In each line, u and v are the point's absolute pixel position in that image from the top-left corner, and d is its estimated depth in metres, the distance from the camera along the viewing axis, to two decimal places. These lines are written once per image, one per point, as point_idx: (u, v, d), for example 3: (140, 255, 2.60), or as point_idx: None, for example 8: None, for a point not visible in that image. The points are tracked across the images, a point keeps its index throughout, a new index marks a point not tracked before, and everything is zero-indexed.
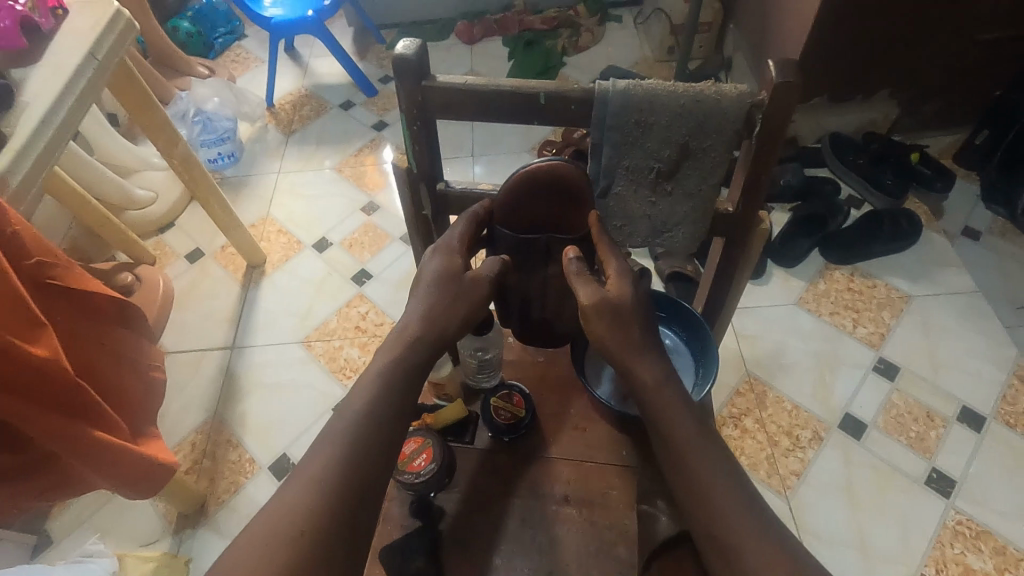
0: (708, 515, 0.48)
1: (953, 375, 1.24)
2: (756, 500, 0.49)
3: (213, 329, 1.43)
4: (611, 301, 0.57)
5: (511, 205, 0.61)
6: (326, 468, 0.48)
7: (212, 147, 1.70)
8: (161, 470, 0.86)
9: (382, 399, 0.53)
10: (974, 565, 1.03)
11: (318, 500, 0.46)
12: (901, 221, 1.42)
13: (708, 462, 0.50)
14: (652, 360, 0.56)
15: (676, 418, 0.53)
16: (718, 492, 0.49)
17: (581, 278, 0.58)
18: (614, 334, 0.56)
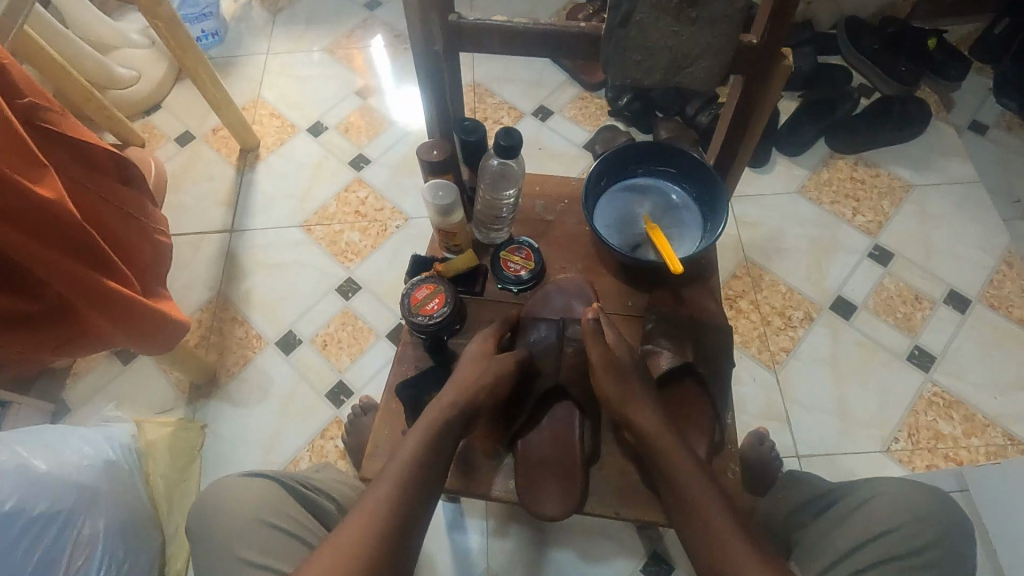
0: (709, 551, 0.54)
1: (945, 261, 1.27)
2: (750, 533, 0.55)
3: (210, 211, 1.41)
4: (615, 360, 0.66)
5: (543, 301, 0.74)
6: (378, 506, 0.54)
7: (195, 24, 1.61)
8: (175, 325, 0.88)
9: (430, 441, 0.59)
10: (943, 430, 1.10)
11: (375, 530, 0.53)
12: (909, 106, 1.40)
13: (707, 496, 0.57)
14: (651, 410, 0.63)
15: (677, 456, 0.60)
16: (715, 523, 0.55)
17: (596, 337, 0.67)
18: (616, 388, 0.64)
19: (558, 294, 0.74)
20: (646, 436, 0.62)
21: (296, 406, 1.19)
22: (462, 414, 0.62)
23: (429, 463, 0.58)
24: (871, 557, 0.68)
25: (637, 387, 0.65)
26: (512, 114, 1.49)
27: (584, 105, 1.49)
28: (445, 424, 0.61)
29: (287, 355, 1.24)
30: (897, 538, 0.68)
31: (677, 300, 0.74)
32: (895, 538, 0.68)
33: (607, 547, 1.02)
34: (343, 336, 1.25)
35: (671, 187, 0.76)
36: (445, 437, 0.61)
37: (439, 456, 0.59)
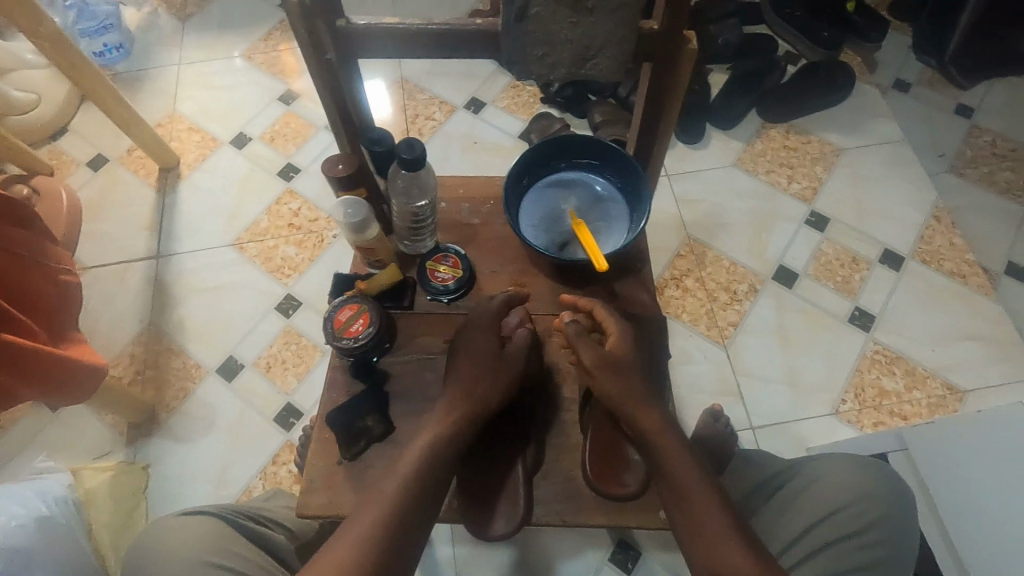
0: (705, 549, 0.58)
1: (879, 221, 1.30)
2: (747, 536, 0.58)
3: (133, 238, 1.33)
4: (613, 357, 0.66)
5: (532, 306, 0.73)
6: (374, 523, 0.53)
7: (96, 38, 1.51)
8: (91, 371, 0.82)
9: (427, 458, 0.58)
10: (887, 387, 1.14)
11: (367, 550, 0.52)
12: (834, 73, 1.41)
13: (708, 500, 0.60)
14: (656, 411, 0.64)
15: (680, 462, 0.62)
16: (714, 525, 0.58)
17: (584, 341, 0.66)
18: (619, 387, 0.64)
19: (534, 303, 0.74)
20: (651, 438, 0.63)
21: (244, 434, 1.14)
22: (466, 427, 0.61)
23: (433, 476, 0.57)
24: (817, 539, 0.72)
25: (638, 385, 0.65)
26: (444, 109, 1.45)
27: (516, 94, 1.46)
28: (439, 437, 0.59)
29: (230, 383, 1.18)
30: (837, 520, 0.73)
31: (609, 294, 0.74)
32: (841, 518, 0.72)
33: (576, 541, 1.01)
34: (287, 357, 1.20)
35: (595, 179, 0.74)
36: (440, 450, 0.59)
37: (435, 470, 0.58)
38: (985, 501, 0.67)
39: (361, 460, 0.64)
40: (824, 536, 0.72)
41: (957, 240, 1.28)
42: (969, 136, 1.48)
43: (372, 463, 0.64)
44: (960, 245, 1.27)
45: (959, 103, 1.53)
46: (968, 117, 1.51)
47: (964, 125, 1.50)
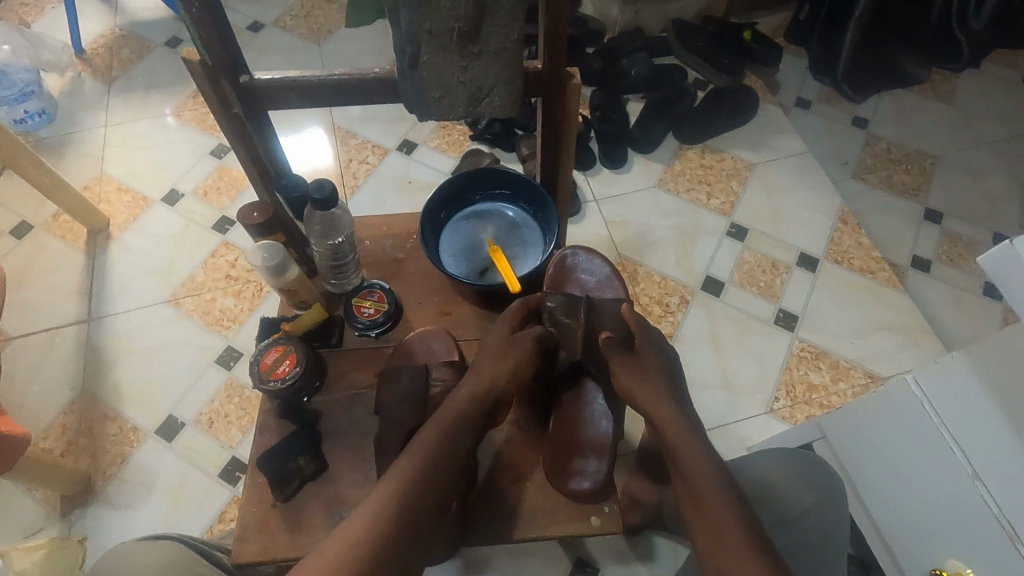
0: (706, 523, 0.59)
1: (792, 228, 1.40)
2: (750, 509, 0.59)
3: (62, 304, 1.30)
4: (637, 362, 0.73)
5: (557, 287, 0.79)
6: (387, 502, 0.55)
7: (16, 105, 1.49)
8: (11, 442, 0.79)
9: (438, 447, 0.60)
10: (815, 381, 1.20)
11: (377, 530, 0.53)
12: (740, 97, 1.53)
13: (717, 495, 0.60)
14: (671, 407, 0.68)
15: (693, 452, 0.64)
16: (721, 508, 0.59)
17: (618, 352, 0.73)
18: (638, 383, 0.71)
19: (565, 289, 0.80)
20: (663, 428, 0.67)
21: (188, 495, 1.11)
22: (475, 414, 0.63)
23: (441, 464, 0.59)
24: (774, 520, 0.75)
25: (655, 384, 0.71)
26: (376, 152, 1.48)
27: (446, 134, 1.52)
28: (461, 425, 0.62)
29: (171, 443, 1.15)
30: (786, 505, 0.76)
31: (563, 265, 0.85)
32: (785, 504, 0.76)
33: (534, 565, 1.00)
34: (230, 410, 1.18)
35: (508, 206, 0.79)
36: (458, 439, 0.61)
37: (449, 462, 0.59)
38: (888, 482, 0.75)
39: (296, 500, 0.64)
40: (762, 518, 0.75)
41: (864, 239, 1.38)
42: (867, 144, 1.62)
43: (306, 502, 0.64)
44: (867, 244, 1.37)
45: (855, 116, 1.66)
46: (864, 128, 1.65)
47: (861, 134, 1.63)
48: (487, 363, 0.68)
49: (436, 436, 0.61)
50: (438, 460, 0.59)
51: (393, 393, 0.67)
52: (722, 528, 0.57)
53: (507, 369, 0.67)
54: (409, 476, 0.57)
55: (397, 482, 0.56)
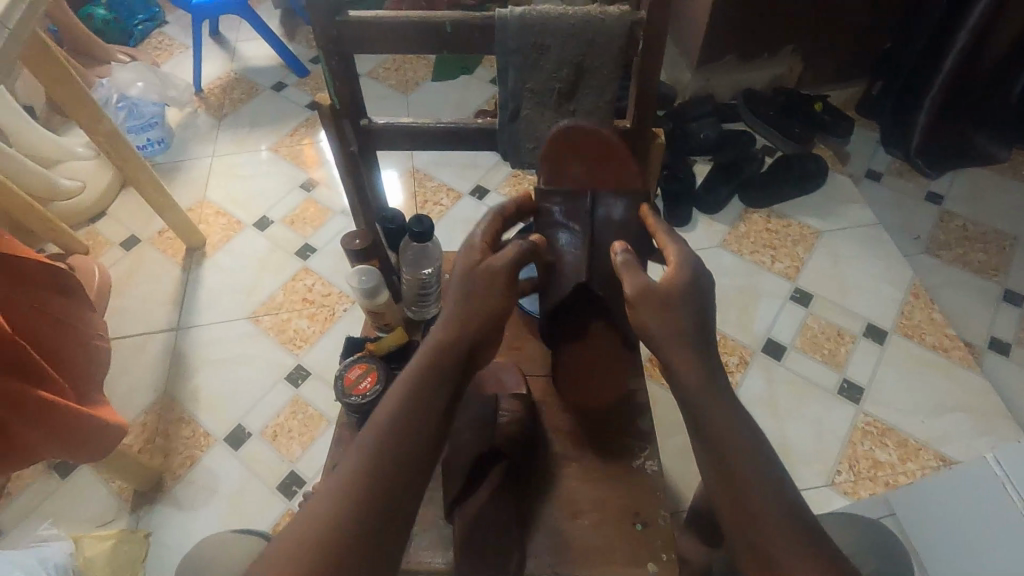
0: (750, 525, 0.51)
1: (860, 297, 1.37)
2: (805, 515, 0.51)
3: (156, 311, 1.42)
4: (659, 291, 0.60)
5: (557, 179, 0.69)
6: (353, 470, 0.49)
7: (141, 133, 1.67)
8: (109, 431, 0.87)
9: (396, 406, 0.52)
10: (881, 458, 1.15)
11: (342, 508, 0.47)
12: (808, 164, 1.55)
13: (761, 496, 0.51)
14: (705, 364, 0.57)
15: (733, 439, 0.54)
16: (769, 516, 0.50)
17: (630, 268, 0.63)
18: (660, 322, 0.58)
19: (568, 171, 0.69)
20: (689, 395, 0.56)
21: (246, 502, 1.16)
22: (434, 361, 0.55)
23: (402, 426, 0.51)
24: None
25: (692, 322, 0.59)
26: (451, 195, 1.58)
27: (517, 182, 1.60)
28: (436, 383, 0.54)
29: (236, 452, 1.21)
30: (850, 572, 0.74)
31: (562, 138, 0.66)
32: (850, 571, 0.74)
33: None
34: (293, 426, 1.24)
35: None
36: (432, 402, 0.54)
37: (412, 425, 0.52)
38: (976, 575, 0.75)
39: None
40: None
41: (937, 315, 1.34)
42: (941, 220, 1.59)
43: None
44: (940, 320, 1.33)
45: (929, 191, 1.65)
46: (938, 204, 1.62)
47: (935, 210, 1.61)
48: (466, 306, 0.59)
49: (408, 395, 0.53)
50: (411, 424, 0.52)
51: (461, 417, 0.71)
52: (771, 537, 0.50)
53: (492, 311, 0.60)
54: (377, 446, 0.50)
55: (366, 448, 0.50)
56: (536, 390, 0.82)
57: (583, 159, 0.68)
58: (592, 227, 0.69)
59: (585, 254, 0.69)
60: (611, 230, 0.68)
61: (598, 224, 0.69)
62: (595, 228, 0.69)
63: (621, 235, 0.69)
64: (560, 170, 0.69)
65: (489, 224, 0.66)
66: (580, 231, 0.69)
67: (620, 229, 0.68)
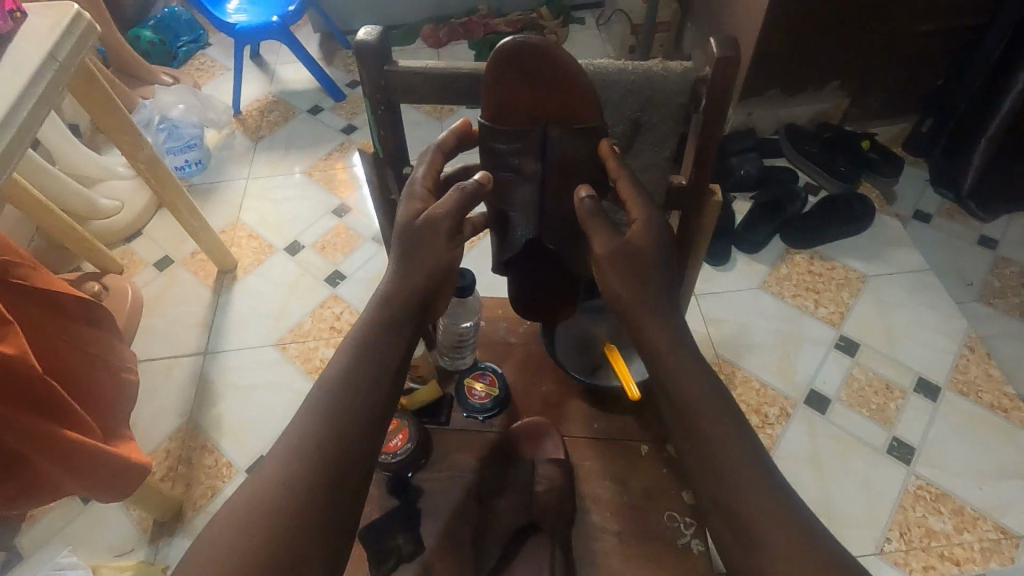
0: (718, 485, 0.49)
1: (910, 348, 1.30)
2: (771, 471, 0.49)
3: (185, 334, 1.41)
4: (628, 248, 0.58)
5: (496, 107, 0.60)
6: (314, 415, 0.54)
7: (179, 155, 1.70)
8: (134, 469, 0.85)
9: (350, 361, 0.57)
10: (934, 527, 1.08)
11: (303, 449, 0.52)
12: (853, 205, 1.49)
13: (729, 440, 0.50)
14: (669, 319, 0.56)
15: (686, 385, 0.53)
16: (731, 460, 0.49)
17: (594, 218, 0.60)
18: (626, 283, 0.57)
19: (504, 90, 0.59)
20: (658, 351, 0.55)
21: None
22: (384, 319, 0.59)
23: (350, 379, 0.55)
24: None
25: (656, 281, 0.57)
26: None
27: None
28: (389, 334, 0.59)
29: None
30: None
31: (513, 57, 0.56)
32: None
33: None
34: None
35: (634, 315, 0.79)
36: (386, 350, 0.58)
37: (363, 377, 0.56)
38: None
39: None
40: None
41: (994, 371, 1.26)
42: (996, 267, 1.51)
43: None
44: (998, 377, 1.25)
45: (982, 235, 1.57)
46: (992, 249, 1.54)
47: (989, 256, 1.53)
48: (412, 262, 0.62)
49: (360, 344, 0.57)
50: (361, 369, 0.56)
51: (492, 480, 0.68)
52: (742, 494, 0.48)
53: (440, 262, 0.62)
54: (336, 390, 0.55)
55: (326, 394, 0.55)
56: (572, 452, 0.76)
57: (529, 80, 0.58)
58: (542, 166, 0.63)
59: (536, 208, 0.67)
60: (560, 175, 0.64)
61: (548, 163, 0.63)
62: (545, 174, 0.64)
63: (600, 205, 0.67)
64: (501, 90, 0.59)
65: (430, 166, 0.66)
66: (530, 174, 0.64)
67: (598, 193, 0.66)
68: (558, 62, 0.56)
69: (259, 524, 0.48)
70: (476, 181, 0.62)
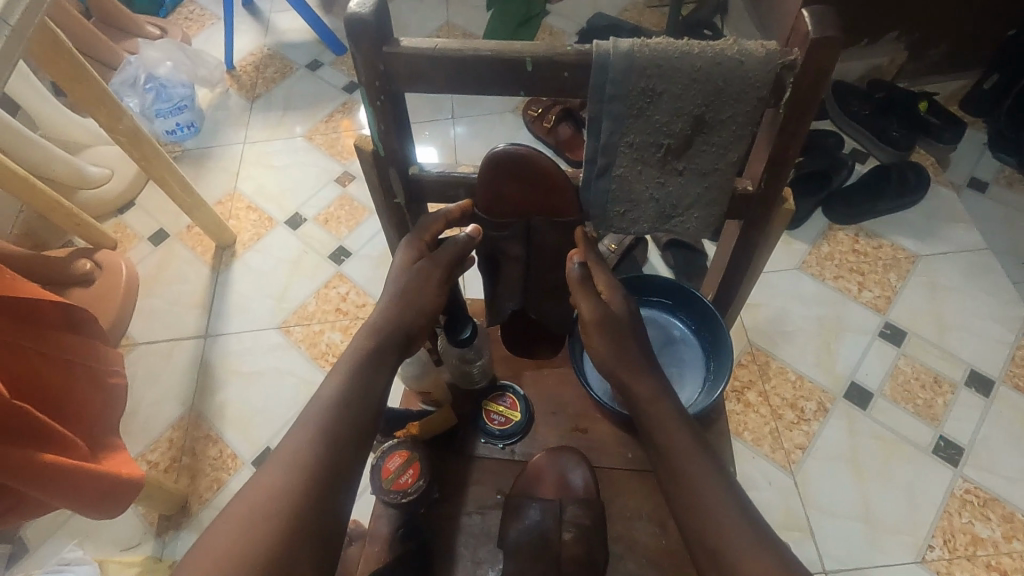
0: (701, 524, 0.56)
1: (961, 337, 1.20)
2: (740, 496, 0.57)
3: (183, 315, 1.34)
4: (612, 319, 0.66)
5: (490, 199, 0.63)
6: (302, 451, 0.55)
7: (169, 117, 1.57)
8: (127, 485, 0.79)
9: (355, 384, 0.59)
10: (981, 534, 1.01)
11: (292, 485, 0.53)
12: (907, 176, 1.35)
13: (704, 472, 0.58)
14: (653, 376, 0.65)
15: (670, 432, 0.60)
16: (709, 492, 0.57)
17: (583, 289, 0.65)
18: (613, 350, 0.65)
19: (499, 184, 0.61)
20: (640, 405, 0.63)
21: None
22: (388, 342, 0.62)
23: (356, 401, 0.59)
24: None
25: (633, 347, 0.66)
26: None
27: None
28: (376, 372, 0.60)
29: None
30: None
31: (503, 163, 0.59)
32: None
33: None
34: None
35: (673, 322, 0.81)
36: (370, 388, 0.60)
37: (364, 398, 0.59)
38: None
39: None
40: None
41: None
42: None
43: None
44: None
45: None
46: None
47: None
48: (405, 299, 0.63)
49: (347, 381, 0.59)
50: (347, 407, 0.58)
51: (518, 527, 0.66)
52: (719, 527, 0.55)
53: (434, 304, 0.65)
54: (331, 412, 0.57)
55: (312, 429, 0.56)
56: (606, 487, 0.72)
57: (520, 182, 0.61)
58: (527, 250, 0.68)
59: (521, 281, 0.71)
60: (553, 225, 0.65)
61: (533, 247, 0.67)
62: (531, 256, 0.68)
63: (637, 212, 0.61)
64: (494, 191, 0.62)
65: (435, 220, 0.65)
66: (516, 256, 0.68)
67: (637, 196, 0.59)
68: (533, 159, 0.59)
69: (264, 526, 0.51)
70: (469, 238, 0.64)
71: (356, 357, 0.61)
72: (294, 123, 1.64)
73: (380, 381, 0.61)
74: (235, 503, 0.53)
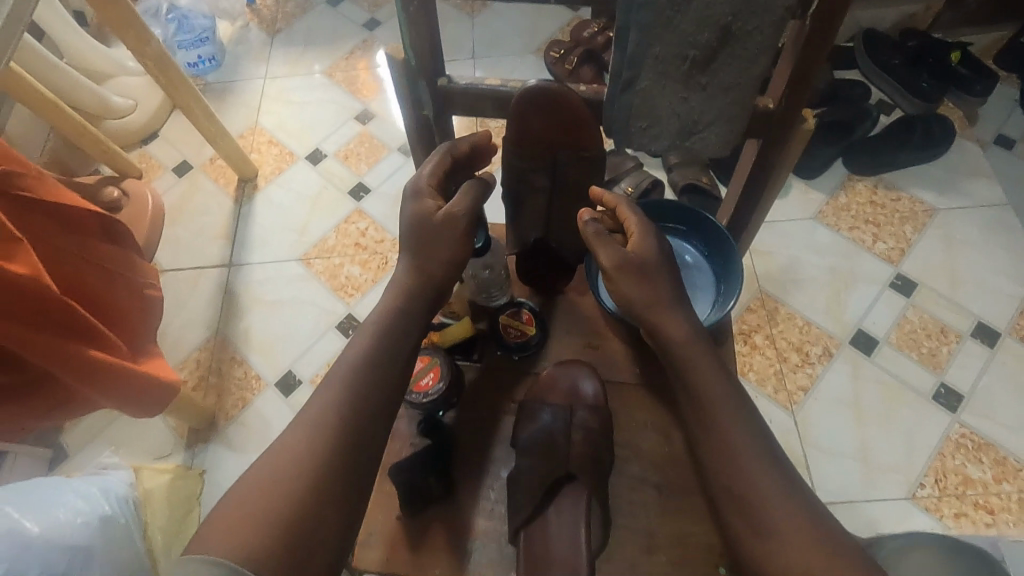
0: (723, 458, 0.60)
1: (972, 291, 1.21)
2: (761, 431, 0.61)
3: (208, 245, 1.38)
4: (637, 261, 0.67)
5: (521, 129, 0.68)
6: (327, 415, 0.58)
7: (191, 49, 1.58)
8: (164, 387, 0.84)
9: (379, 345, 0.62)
10: (972, 475, 1.05)
11: (315, 448, 0.56)
12: (932, 127, 1.33)
13: (730, 410, 0.62)
14: (679, 312, 0.66)
15: (700, 373, 0.63)
16: (731, 427, 0.61)
17: (600, 240, 0.67)
18: (643, 293, 0.66)
19: (529, 114, 0.67)
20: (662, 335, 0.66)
21: None
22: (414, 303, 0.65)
23: (377, 366, 0.62)
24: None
25: (664, 286, 0.67)
26: None
27: None
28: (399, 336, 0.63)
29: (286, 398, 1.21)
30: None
31: (536, 95, 0.65)
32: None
33: None
34: None
35: (685, 246, 0.83)
36: (402, 316, 0.65)
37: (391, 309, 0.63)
38: None
39: (421, 516, 0.69)
40: None
41: None
42: None
43: (431, 523, 0.69)
44: None
45: None
46: None
47: None
48: (427, 254, 0.66)
49: (370, 345, 0.62)
50: (373, 371, 0.61)
51: (530, 430, 0.71)
52: (739, 459, 0.59)
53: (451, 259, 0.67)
54: (356, 374, 0.60)
55: (338, 388, 0.59)
56: (615, 399, 0.76)
57: (548, 115, 0.66)
58: (552, 181, 0.72)
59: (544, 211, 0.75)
60: (577, 160, 0.70)
61: (558, 180, 0.72)
62: (554, 186, 0.73)
63: (658, 128, 0.62)
64: (523, 120, 0.67)
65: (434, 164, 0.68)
66: (541, 186, 0.73)
67: (659, 114, 0.61)
68: (560, 93, 0.65)
69: (288, 480, 0.53)
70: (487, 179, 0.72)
71: (378, 327, 0.64)
72: (314, 60, 1.63)
73: (403, 337, 0.64)
74: (257, 463, 0.55)
